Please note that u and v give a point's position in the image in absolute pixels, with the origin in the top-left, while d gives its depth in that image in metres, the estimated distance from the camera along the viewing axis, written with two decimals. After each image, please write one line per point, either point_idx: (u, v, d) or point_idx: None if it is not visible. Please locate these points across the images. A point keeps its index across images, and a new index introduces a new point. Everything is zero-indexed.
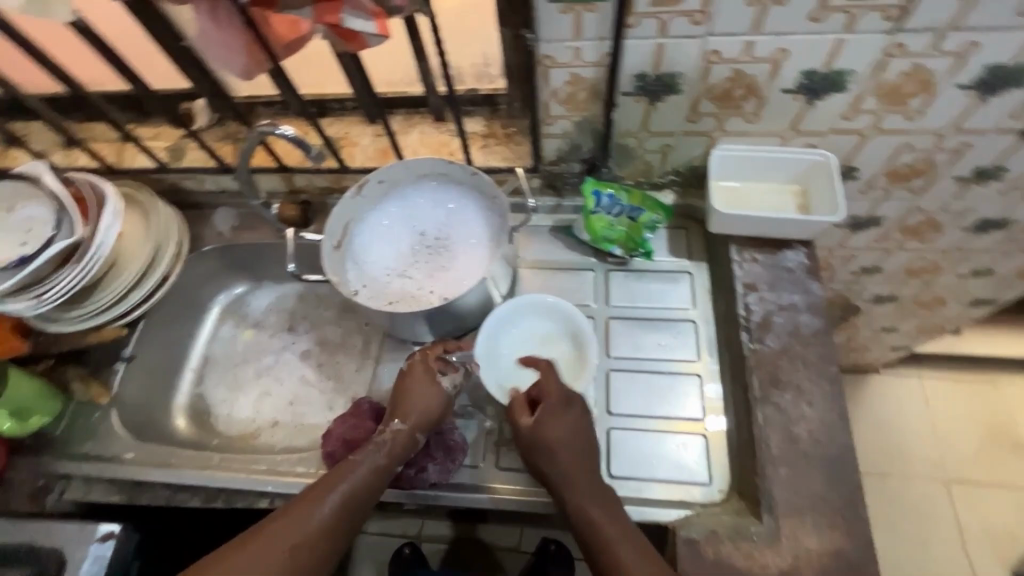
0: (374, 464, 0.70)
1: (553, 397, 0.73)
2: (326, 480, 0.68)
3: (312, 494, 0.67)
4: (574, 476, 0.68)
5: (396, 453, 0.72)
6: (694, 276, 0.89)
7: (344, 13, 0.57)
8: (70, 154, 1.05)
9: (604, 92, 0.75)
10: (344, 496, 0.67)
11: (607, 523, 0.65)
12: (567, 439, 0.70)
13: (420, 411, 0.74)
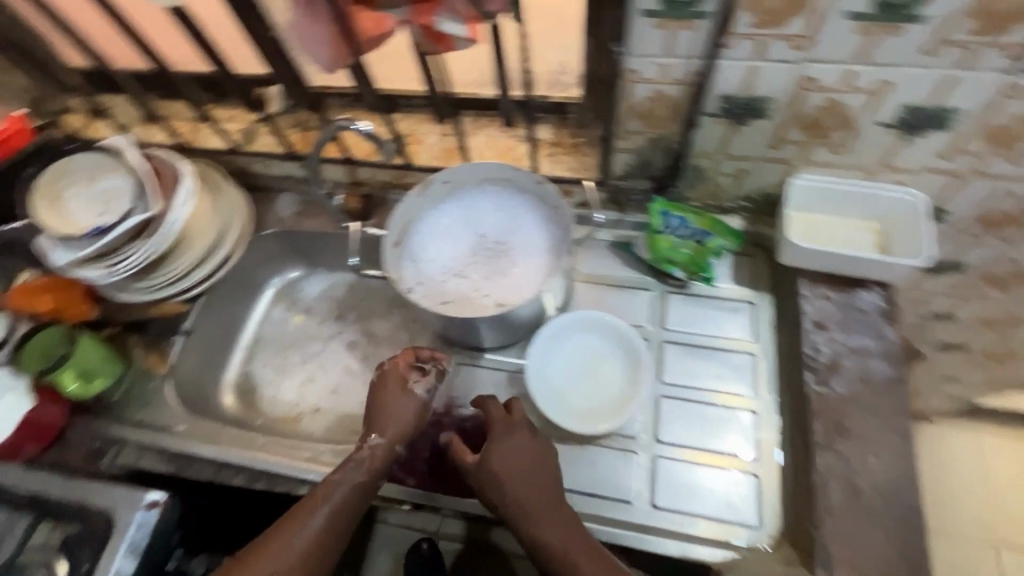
0: (353, 482, 0.72)
1: (508, 422, 0.73)
2: (305, 507, 0.71)
3: (291, 521, 0.69)
4: (540, 507, 0.68)
5: (375, 467, 0.74)
6: (756, 307, 0.85)
7: (440, 16, 0.57)
8: (150, 130, 1.09)
9: (686, 111, 0.72)
10: (325, 519, 0.70)
11: (572, 552, 0.65)
12: (526, 467, 0.70)
13: (395, 424, 0.76)
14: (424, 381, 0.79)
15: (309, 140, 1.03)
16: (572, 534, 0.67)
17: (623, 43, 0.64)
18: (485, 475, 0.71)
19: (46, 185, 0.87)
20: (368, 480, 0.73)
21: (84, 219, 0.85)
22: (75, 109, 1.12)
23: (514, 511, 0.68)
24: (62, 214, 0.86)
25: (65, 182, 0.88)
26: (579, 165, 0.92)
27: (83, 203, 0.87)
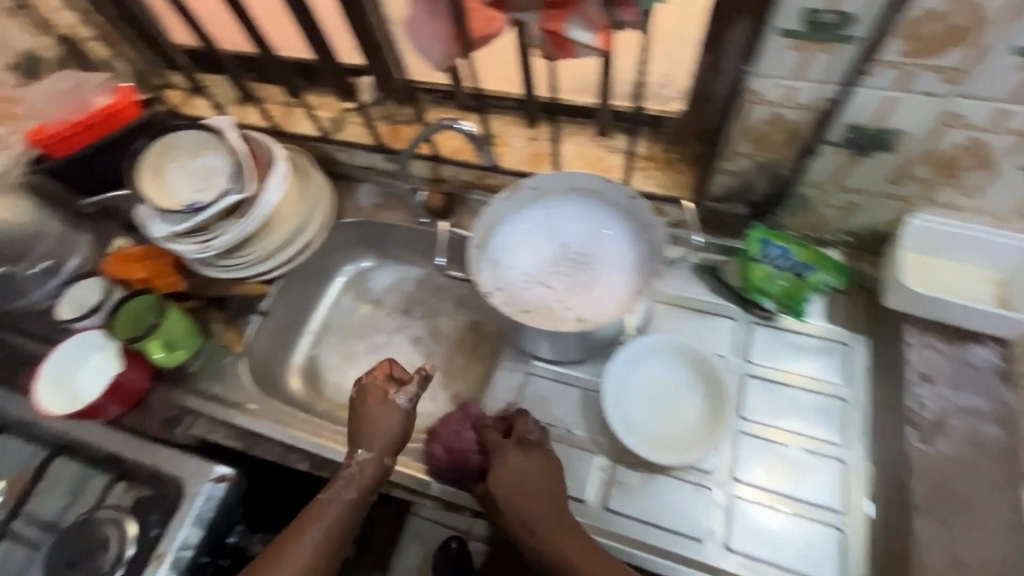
0: (345, 500, 0.74)
1: (497, 441, 0.74)
2: (301, 526, 0.73)
3: (290, 537, 0.72)
4: (544, 529, 0.68)
5: (366, 483, 0.75)
6: (851, 350, 0.80)
7: (570, 23, 0.55)
8: (243, 110, 1.12)
9: (804, 137, 0.68)
10: (321, 537, 0.72)
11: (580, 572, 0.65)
12: (526, 491, 0.69)
13: (381, 438, 0.76)
14: (408, 390, 0.78)
15: (395, 133, 1.04)
16: (582, 553, 0.66)
17: (753, 63, 0.61)
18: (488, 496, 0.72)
19: (153, 161, 0.91)
20: (362, 495, 0.75)
21: (184, 195, 0.89)
22: (176, 85, 1.16)
23: (519, 531, 0.69)
24: (165, 189, 0.89)
25: (169, 158, 0.92)
26: (670, 181, 0.90)
27: (184, 180, 0.90)
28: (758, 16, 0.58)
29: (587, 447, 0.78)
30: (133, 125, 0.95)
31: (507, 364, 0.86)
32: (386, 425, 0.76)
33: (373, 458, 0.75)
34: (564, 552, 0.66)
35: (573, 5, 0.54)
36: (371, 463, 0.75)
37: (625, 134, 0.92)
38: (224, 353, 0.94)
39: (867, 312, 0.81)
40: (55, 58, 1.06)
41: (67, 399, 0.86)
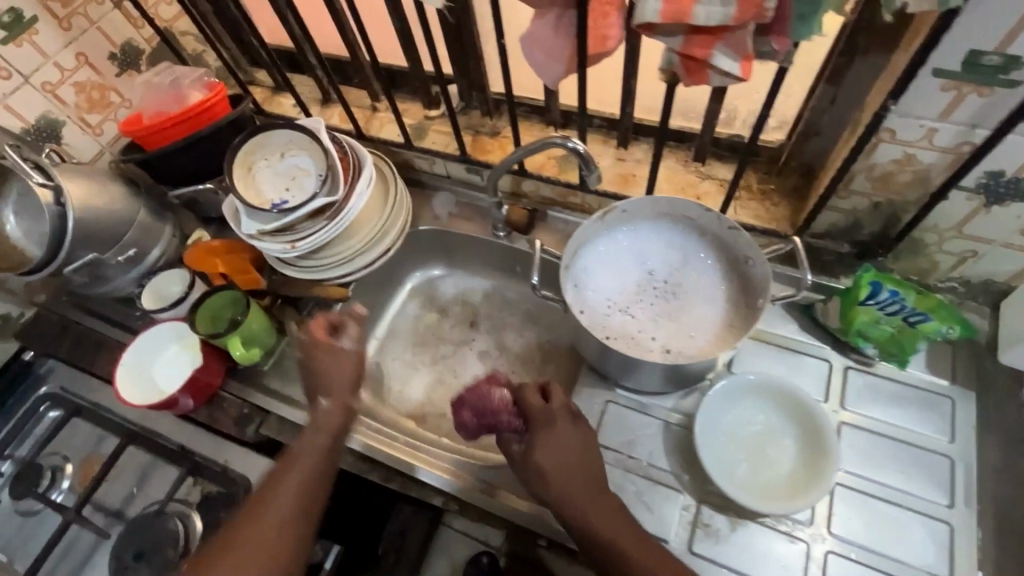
0: (317, 443, 0.73)
1: (545, 411, 0.70)
2: (274, 476, 0.70)
3: (269, 488, 0.69)
4: (588, 503, 0.66)
5: (336, 429, 0.75)
6: (957, 406, 0.75)
7: (716, 50, 0.53)
8: (325, 111, 1.13)
9: (934, 179, 0.65)
10: (301, 478, 0.70)
11: (615, 538, 0.64)
12: (567, 461, 0.67)
13: (339, 381, 0.77)
14: (352, 330, 0.80)
15: (477, 144, 1.02)
16: (628, 534, 0.64)
17: (896, 100, 0.58)
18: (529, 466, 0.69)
19: (242, 158, 0.91)
20: (335, 438, 0.75)
21: (271, 196, 0.89)
22: (261, 82, 1.18)
23: (560, 504, 0.66)
24: (253, 189, 0.90)
25: (258, 155, 0.92)
26: (766, 214, 0.85)
27: (272, 180, 0.91)
28: (910, 53, 0.55)
29: (671, 484, 0.75)
30: (224, 122, 0.96)
31: (585, 388, 0.84)
32: (337, 368, 0.77)
33: (336, 402, 0.76)
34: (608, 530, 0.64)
35: (722, 32, 0.52)
36: (335, 410, 0.76)
37: (718, 162, 0.89)
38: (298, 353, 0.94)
39: (976, 367, 0.76)
40: (153, 50, 1.08)
41: (143, 390, 0.86)
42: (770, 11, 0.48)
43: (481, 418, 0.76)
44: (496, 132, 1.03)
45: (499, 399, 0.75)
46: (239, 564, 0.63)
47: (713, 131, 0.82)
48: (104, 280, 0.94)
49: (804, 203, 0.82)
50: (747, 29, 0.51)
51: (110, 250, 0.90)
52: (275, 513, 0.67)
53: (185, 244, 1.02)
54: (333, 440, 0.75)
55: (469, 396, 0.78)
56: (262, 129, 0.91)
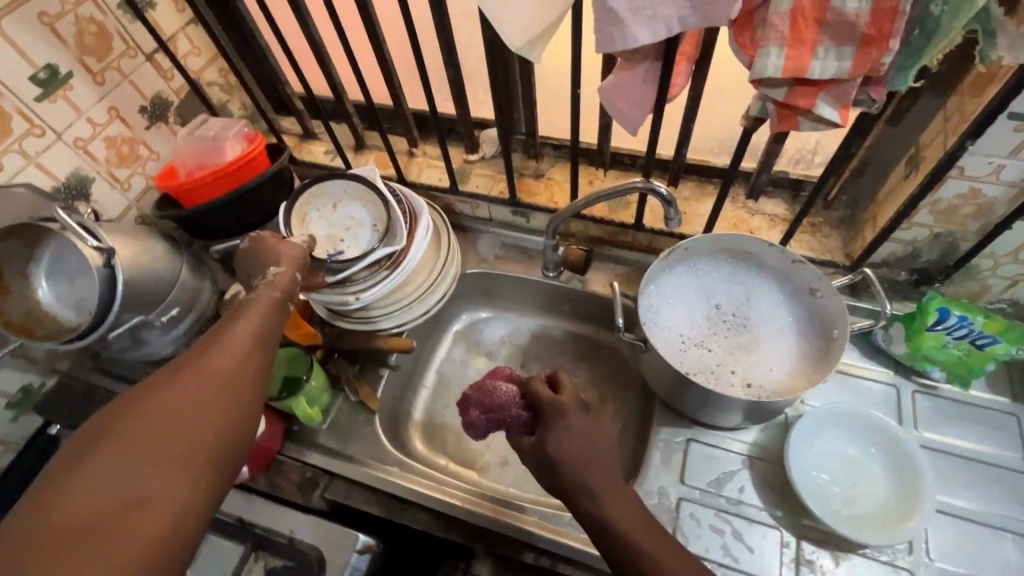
0: (269, 295, 0.64)
1: (554, 403, 0.64)
2: (214, 332, 0.58)
3: (209, 341, 0.56)
4: (599, 487, 0.58)
5: (287, 289, 0.66)
6: (1023, 422, 0.78)
7: (820, 100, 0.55)
8: (359, 158, 1.11)
9: (997, 211, 0.70)
10: (255, 321, 0.60)
11: (632, 532, 0.55)
12: (584, 452, 0.60)
13: (291, 256, 0.71)
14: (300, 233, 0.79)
15: (522, 186, 1.02)
16: (642, 527, 0.56)
17: (971, 141, 0.62)
18: (540, 444, 0.62)
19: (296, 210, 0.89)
20: (285, 299, 0.65)
21: (325, 247, 0.87)
22: (289, 131, 1.16)
23: (569, 489, 0.59)
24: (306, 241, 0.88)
25: (312, 207, 0.90)
26: (820, 246, 0.88)
27: (326, 231, 0.89)
28: (985, 99, 0.60)
29: (767, 522, 0.74)
30: (268, 174, 0.95)
31: (662, 429, 0.83)
32: (284, 252, 0.71)
33: (281, 275, 0.67)
34: (623, 519, 0.56)
35: (826, 83, 0.54)
36: (286, 273, 0.68)
37: (765, 197, 0.92)
38: (357, 409, 0.90)
39: None
40: (181, 101, 1.05)
41: None
42: (883, 66, 0.51)
43: (489, 414, 0.70)
44: (541, 174, 1.02)
45: (503, 391, 0.70)
46: (171, 407, 0.48)
47: (769, 170, 0.85)
48: (143, 344, 0.88)
49: (857, 235, 0.86)
50: (854, 81, 0.53)
51: (155, 311, 0.85)
52: (231, 351, 0.55)
53: (223, 299, 0.98)
54: (286, 305, 0.65)
55: (477, 392, 0.72)
56: (318, 180, 0.89)
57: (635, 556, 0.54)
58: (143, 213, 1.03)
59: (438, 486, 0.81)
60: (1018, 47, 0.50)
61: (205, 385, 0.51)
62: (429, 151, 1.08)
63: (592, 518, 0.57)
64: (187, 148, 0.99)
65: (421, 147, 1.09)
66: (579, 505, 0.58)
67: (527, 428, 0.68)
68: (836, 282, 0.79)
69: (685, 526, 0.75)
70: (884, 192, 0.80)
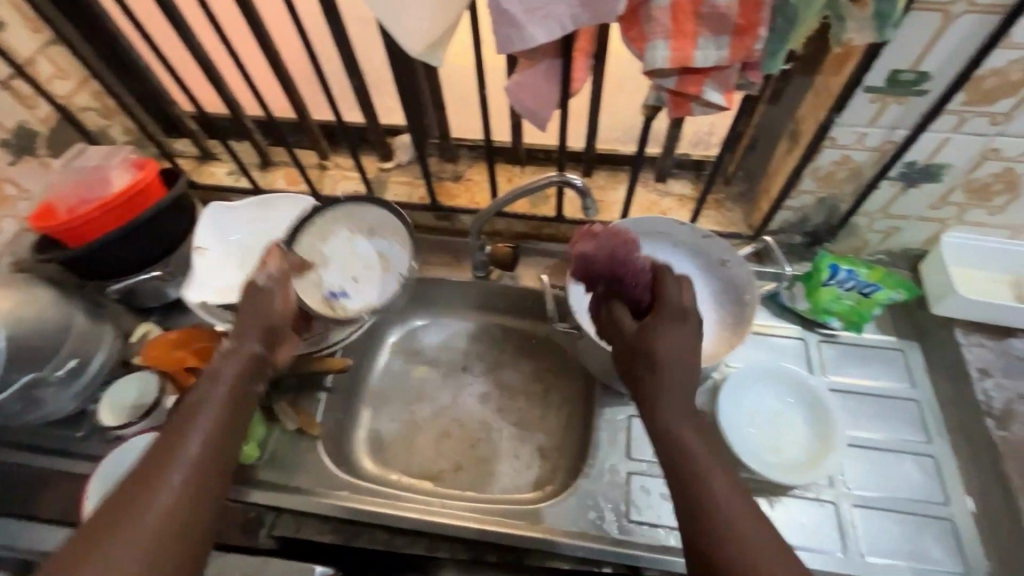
0: (223, 389, 0.59)
1: (674, 305, 0.62)
2: (165, 441, 0.54)
3: (157, 456, 0.53)
4: (679, 403, 0.58)
5: (244, 374, 0.62)
6: (909, 355, 0.89)
7: (706, 86, 0.59)
8: (266, 176, 1.05)
9: (866, 173, 0.78)
10: (209, 428, 0.56)
11: (699, 452, 0.54)
12: (682, 364, 0.59)
13: (259, 326, 0.65)
14: (274, 263, 0.69)
15: (442, 190, 1.01)
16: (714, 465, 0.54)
17: (838, 114, 0.70)
18: (640, 334, 0.62)
19: (323, 222, 0.88)
20: (242, 387, 0.61)
21: (338, 280, 0.88)
22: (184, 153, 1.08)
23: (656, 387, 0.58)
24: (319, 258, 0.88)
25: (341, 228, 0.89)
26: (724, 220, 0.95)
27: (344, 262, 0.89)
28: (844, 76, 0.67)
29: None
30: (164, 203, 0.87)
31: (606, 410, 0.86)
32: (267, 312, 0.67)
33: (241, 347, 0.63)
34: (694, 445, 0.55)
35: (710, 71, 0.59)
36: (240, 351, 0.63)
37: (672, 179, 0.98)
38: (297, 438, 0.86)
39: (914, 322, 0.91)
40: (50, 131, 0.94)
41: None
42: (756, 52, 0.56)
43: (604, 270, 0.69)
44: (459, 175, 1.02)
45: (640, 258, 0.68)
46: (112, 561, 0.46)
47: (672, 153, 0.90)
48: (38, 404, 0.79)
49: (755, 206, 0.93)
50: (733, 67, 0.58)
51: (47, 365, 0.77)
52: (172, 488, 0.51)
53: (129, 343, 0.90)
54: (241, 395, 0.60)
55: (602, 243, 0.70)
56: (368, 209, 0.89)
57: (704, 488, 0.52)
58: (18, 259, 0.92)
59: (393, 502, 0.80)
60: (865, 29, 0.56)
61: (152, 526, 0.49)
62: (341, 163, 1.05)
63: (666, 431, 0.56)
64: (64, 181, 0.89)
65: (332, 158, 1.05)
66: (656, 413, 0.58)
67: (638, 304, 0.67)
68: (743, 252, 0.86)
69: (637, 498, 0.79)
70: (773, 165, 0.87)
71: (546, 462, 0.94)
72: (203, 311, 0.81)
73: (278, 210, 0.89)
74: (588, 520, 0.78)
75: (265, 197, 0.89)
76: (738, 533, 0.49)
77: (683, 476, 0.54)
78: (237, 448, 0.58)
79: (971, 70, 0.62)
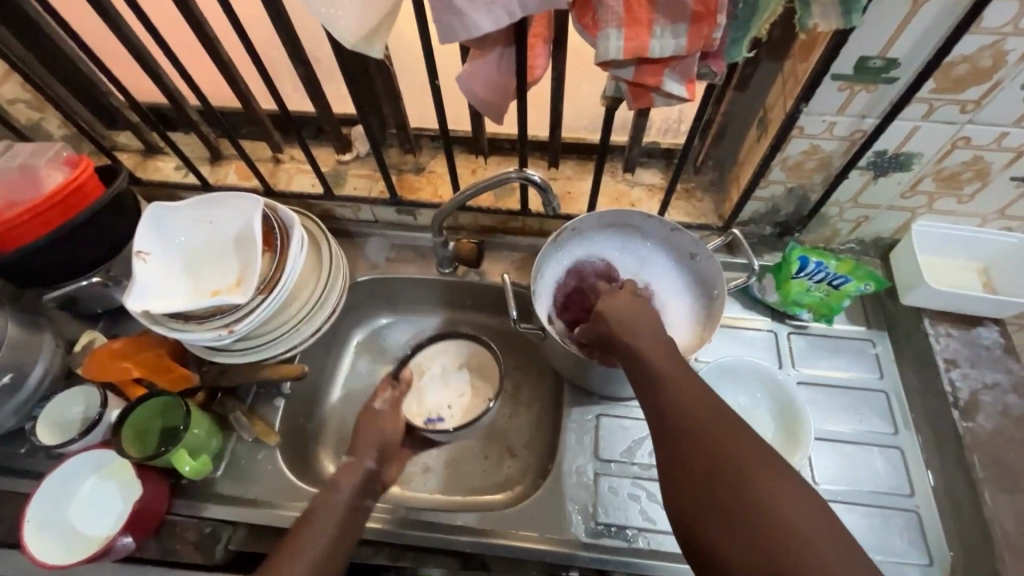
0: (344, 499, 0.69)
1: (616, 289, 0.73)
2: (289, 543, 0.63)
3: (281, 552, 0.62)
4: (671, 383, 0.58)
5: (359, 486, 0.72)
6: (878, 344, 0.87)
7: (665, 77, 0.56)
8: (217, 170, 0.99)
9: (836, 162, 0.76)
10: (330, 532, 0.65)
11: (695, 409, 0.55)
12: (647, 331, 0.65)
13: (376, 445, 0.78)
14: (386, 393, 0.84)
15: (403, 183, 0.96)
16: (730, 442, 0.52)
17: (805, 103, 0.67)
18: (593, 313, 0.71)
19: (426, 355, 0.97)
20: (357, 499, 0.70)
21: (434, 408, 0.93)
22: (127, 147, 1.02)
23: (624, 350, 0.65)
24: (420, 385, 0.94)
25: (433, 362, 0.96)
26: (695, 210, 0.92)
27: (438, 392, 0.94)
28: (812, 63, 0.64)
29: None
30: (103, 203, 0.82)
31: (574, 410, 0.85)
32: (382, 433, 0.80)
33: (358, 461, 0.74)
34: (702, 425, 0.53)
35: (669, 60, 0.55)
36: (356, 462, 0.74)
37: (641, 168, 0.94)
38: (256, 448, 0.83)
39: (884, 312, 0.90)
40: None
41: (65, 543, 0.71)
42: (716, 40, 0.52)
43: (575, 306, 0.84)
44: (421, 168, 0.98)
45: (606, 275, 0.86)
46: None
47: (639, 142, 0.87)
48: None
49: (725, 196, 0.90)
50: (694, 56, 0.55)
51: None
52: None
53: (72, 352, 0.84)
54: (358, 500, 0.71)
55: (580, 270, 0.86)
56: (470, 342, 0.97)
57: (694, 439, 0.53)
58: None
59: None
60: (830, 15, 0.53)
61: None
62: (295, 156, 0.99)
63: (667, 415, 0.56)
64: None
65: (287, 151, 1.00)
66: (656, 401, 0.58)
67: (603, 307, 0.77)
68: (711, 245, 0.83)
69: (605, 500, 0.78)
70: (743, 154, 0.85)
71: (516, 461, 0.92)
72: (147, 319, 0.77)
73: (226, 208, 0.82)
74: (555, 524, 0.76)
75: (212, 195, 0.82)
76: (774, 517, 0.47)
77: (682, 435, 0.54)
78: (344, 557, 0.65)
79: (940, 57, 0.59)
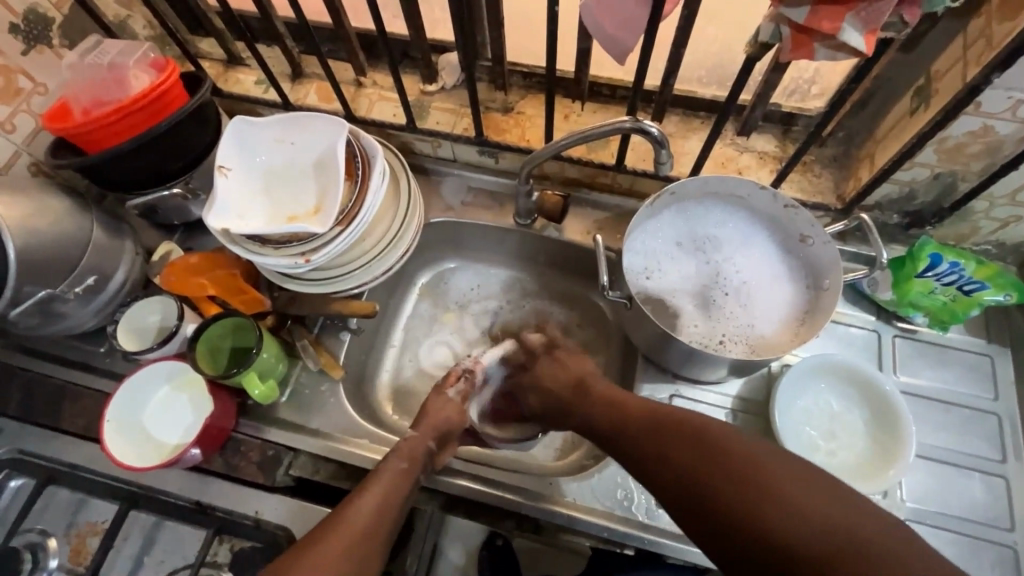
0: (396, 467, 0.68)
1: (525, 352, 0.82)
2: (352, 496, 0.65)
3: (345, 506, 0.63)
4: (619, 403, 0.68)
5: (415, 453, 0.70)
6: (997, 362, 0.79)
7: (846, 23, 0.47)
8: (298, 88, 0.95)
9: (1006, 149, 0.65)
10: (381, 498, 0.65)
11: (636, 404, 0.67)
12: (558, 365, 0.77)
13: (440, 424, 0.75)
14: (458, 384, 0.79)
15: (489, 122, 0.89)
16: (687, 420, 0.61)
17: (997, 73, 0.56)
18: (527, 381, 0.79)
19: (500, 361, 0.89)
20: (411, 469, 0.69)
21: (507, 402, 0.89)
22: (212, 56, 0.98)
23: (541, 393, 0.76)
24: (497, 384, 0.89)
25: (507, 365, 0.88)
26: (811, 187, 0.82)
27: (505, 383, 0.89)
28: (1021, 22, 0.53)
29: None
30: (188, 111, 0.78)
31: (645, 385, 0.80)
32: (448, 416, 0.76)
33: (423, 442, 0.72)
34: (697, 426, 0.60)
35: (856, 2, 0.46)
36: (417, 440, 0.71)
37: (755, 133, 0.84)
38: (320, 379, 0.83)
39: (1011, 328, 0.80)
40: (66, 17, 0.84)
41: (140, 445, 0.73)
42: None
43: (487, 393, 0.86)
44: (509, 108, 0.90)
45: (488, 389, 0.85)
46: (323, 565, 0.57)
47: (764, 103, 0.76)
48: (59, 317, 0.76)
49: (850, 174, 0.80)
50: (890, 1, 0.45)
51: (64, 282, 0.73)
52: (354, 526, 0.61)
53: (151, 261, 0.85)
54: (413, 478, 0.68)
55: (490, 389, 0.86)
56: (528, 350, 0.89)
57: (646, 423, 0.63)
58: (37, 160, 0.86)
59: None
60: None
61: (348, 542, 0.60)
62: (378, 81, 0.94)
63: (684, 450, 0.58)
64: (79, 79, 0.80)
65: (371, 76, 0.94)
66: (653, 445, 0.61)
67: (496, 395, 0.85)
68: (831, 228, 0.73)
69: None
70: (884, 127, 0.74)
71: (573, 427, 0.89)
72: (225, 238, 0.75)
73: (308, 130, 0.77)
74: (615, 499, 0.74)
75: (294, 115, 0.78)
76: (730, 454, 0.56)
77: (634, 428, 0.64)
78: (393, 519, 0.65)
79: None
